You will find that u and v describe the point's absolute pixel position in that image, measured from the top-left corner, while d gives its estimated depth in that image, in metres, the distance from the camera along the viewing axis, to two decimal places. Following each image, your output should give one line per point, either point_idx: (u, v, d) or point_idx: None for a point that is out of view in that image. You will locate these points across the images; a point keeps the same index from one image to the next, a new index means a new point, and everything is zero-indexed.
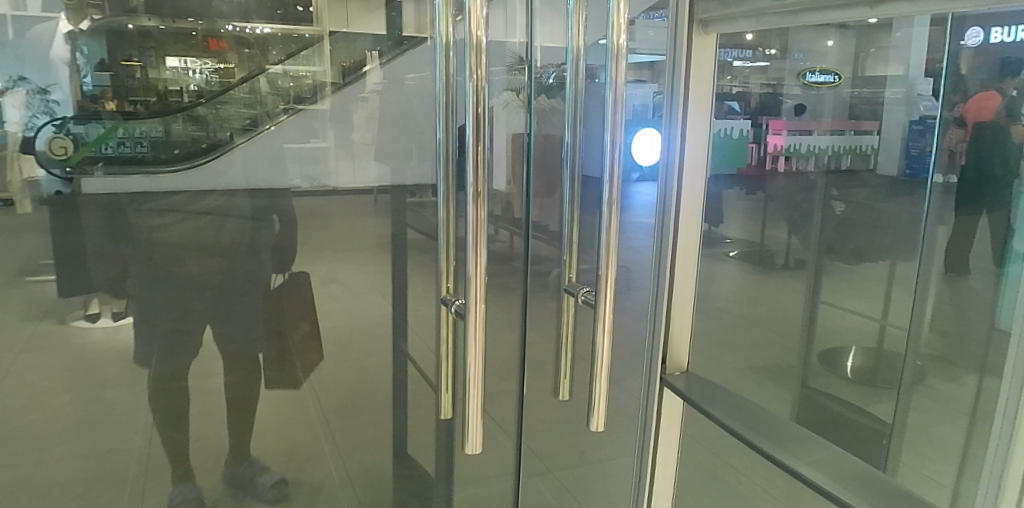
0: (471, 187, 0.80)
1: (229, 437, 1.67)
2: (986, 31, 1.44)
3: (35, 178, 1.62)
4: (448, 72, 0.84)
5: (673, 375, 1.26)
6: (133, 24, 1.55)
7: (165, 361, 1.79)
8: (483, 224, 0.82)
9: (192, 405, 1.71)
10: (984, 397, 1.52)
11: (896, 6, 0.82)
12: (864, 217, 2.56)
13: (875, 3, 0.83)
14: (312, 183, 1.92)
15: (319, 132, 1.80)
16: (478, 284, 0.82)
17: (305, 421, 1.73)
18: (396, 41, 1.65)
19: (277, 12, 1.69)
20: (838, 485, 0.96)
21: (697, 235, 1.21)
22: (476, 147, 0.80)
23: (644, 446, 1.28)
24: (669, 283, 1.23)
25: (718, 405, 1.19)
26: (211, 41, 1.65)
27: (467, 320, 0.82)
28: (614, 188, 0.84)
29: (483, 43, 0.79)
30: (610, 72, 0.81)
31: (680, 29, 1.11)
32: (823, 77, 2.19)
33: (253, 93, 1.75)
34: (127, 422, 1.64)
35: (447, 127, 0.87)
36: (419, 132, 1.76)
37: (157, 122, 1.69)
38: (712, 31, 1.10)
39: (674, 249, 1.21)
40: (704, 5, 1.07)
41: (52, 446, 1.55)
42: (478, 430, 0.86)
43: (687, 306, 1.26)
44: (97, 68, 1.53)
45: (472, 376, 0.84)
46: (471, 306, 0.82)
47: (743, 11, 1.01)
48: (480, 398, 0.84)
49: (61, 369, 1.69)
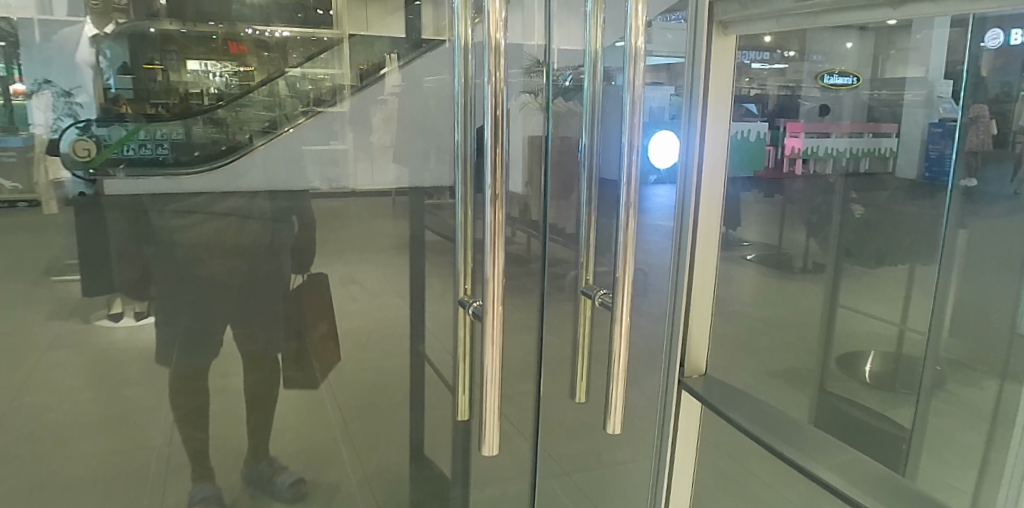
0: (488, 189, 0.82)
1: (248, 436, 1.77)
2: (1008, 32, 1.47)
3: (61, 179, 1.61)
4: (467, 74, 0.85)
5: (690, 378, 1.28)
6: (155, 28, 1.58)
7: (187, 358, 1.79)
8: (501, 226, 0.82)
9: (212, 402, 1.79)
10: (1005, 404, 1.50)
11: (919, 6, 0.81)
12: (885, 219, 2.38)
13: (898, 3, 0.82)
14: (331, 185, 1.89)
15: (338, 134, 1.82)
16: (495, 284, 0.83)
17: (323, 420, 1.84)
18: (413, 43, 1.71)
19: (297, 16, 1.68)
20: (867, 496, 0.94)
21: (716, 237, 1.21)
22: (494, 148, 0.82)
23: (661, 448, 1.29)
24: (687, 285, 1.23)
25: (738, 409, 1.20)
26: (231, 44, 1.65)
27: (484, 322, 0.83)
28: (631, 191, 0.84)
29: (501, 46, 0.80)
30: (629, 73, 0.81)
31: (699, 31, 1.12)
32: (842, 79, 2.21)
33: (272, 95, 1.75)
34: (149, 419, 1.73)
35: (465, 129, 0.88)
36: (438, 133, 1.80)
37: (179, 124, 1.68)
38: (732, 33, 1.10)
39: (692, 252, 1.21)
40: (723, 7, 1.08)
41: (77, 443, 1.66)
42: (496, 432, 0.87)
43: (704, 309, 1.26)
44: (120, 71, 1.56)
45: (489, 378, 0.85)
46: (487, 307, 0.83)
47: (762, 13, 1.02)
48: (497, 398, 0.85)
49: (87, 365, 1.73)
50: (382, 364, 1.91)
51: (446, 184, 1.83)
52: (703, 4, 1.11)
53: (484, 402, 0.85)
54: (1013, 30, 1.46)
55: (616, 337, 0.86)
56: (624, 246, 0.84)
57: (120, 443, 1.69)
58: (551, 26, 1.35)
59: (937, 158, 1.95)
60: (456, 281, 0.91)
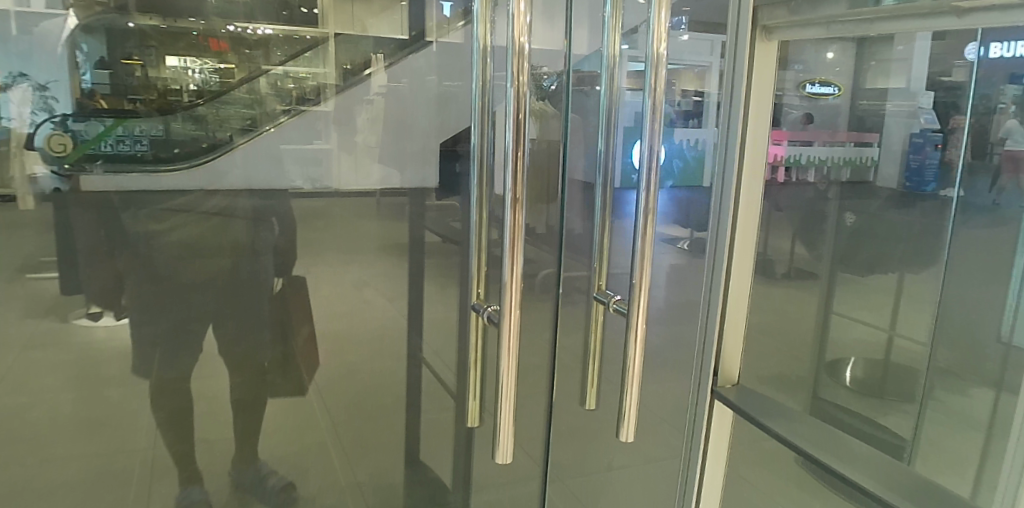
0: (511, 193, 0.82)
1: (235, 438, 1.80)
2: (987, 44, 1.51)
3: (36, 175, 1.56)
4: (485, 75, 0.93)
5: (725, 387, 1.44)
6: (132, 23, 1.56)
7: (170, 360, 1.76)
8: (522, 230, 0.80)
9: (197, 405, 1.78)
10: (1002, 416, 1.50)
11: (979, 16, 1.07)
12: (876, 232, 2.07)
13: (962, 13, 1.07)
14: (314, 185, 1.79)
15: (322, 134, 1.75)
16: (514, 293, 0.83)
17: (314, 423, 1.87)
18: (398, 45, 1.74)
19: (282, 13, 1.65)
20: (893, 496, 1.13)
21: (751, 241, 1.39)
22: (516, 151, 0.83)
23: (695, 430, 1.45)
24: (725, 282, 1.40)
25: (776, 420, 1.38)
26: (210, 41, 1.61)
27: (502, 332, 0.85)
28: (650, 196, 0.84)
29: (525, 49, 0.83)
30: (652, 78, 0.82)
31: (746, 34, 1.30)
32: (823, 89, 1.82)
33: (253, 93, 1.70)
34: (129, 422, 1.73)
35: (481, 129, 0.97)
36: (424, 135, 1.78)
37: (157, 120, 1.64)
38: (774, 37, 1.28)
39: (731, 243, 1.38)
40: (768, 12, 1.26)
41: (55, 445, 1.67)
42: (511, 443, 0.86)
43: (741, 300, 1.43)
44: (97, 66, 1.54)
45: (508, 384, 0.87)
46: (503, 313, 0.85)
47: (811, 20, 1.19)
48: (513, 406, 0.85)
49: (64, 366, 1.67)
50: (374, 369, 1.89)
51: (432, 184, 1.81)
52: (748, 13, 1.29)
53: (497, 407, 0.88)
54: (993, 44, 1.51)
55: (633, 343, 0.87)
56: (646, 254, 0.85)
57: (101, 446, 1.71)
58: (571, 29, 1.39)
59: (913, 169, 1.95)
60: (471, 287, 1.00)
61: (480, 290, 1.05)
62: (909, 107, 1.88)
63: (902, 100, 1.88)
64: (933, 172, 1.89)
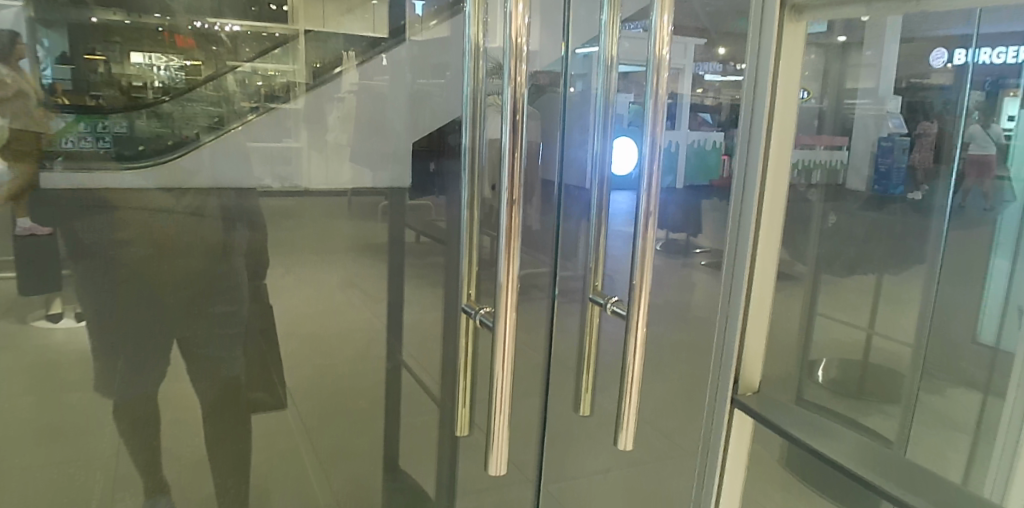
0: (507, 194, 0.88)
1: (206, 446, 1.74)
2: (951, 52, 1.65)
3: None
4: (475, 79, 1.01)
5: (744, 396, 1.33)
6: (96, 17, 1.47)
7: (134, 365, 1.68)
8: (516, 228, 0.90)
9: (165, 411, 1.71)
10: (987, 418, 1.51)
11: None
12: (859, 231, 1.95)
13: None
14: (283, 183, 1.73)
15: (292, 132, 1.68)
16: (508, 294, 0.90)
17: (284, 428, 1.81)
18: (371, 43, 1.68)
19: (251, 9, 1.60)
20: None
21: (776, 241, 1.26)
22: (514, 154, 0.88)
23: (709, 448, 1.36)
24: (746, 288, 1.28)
25: (805, 431, 1.29)
26: (176, 36, 1.54)
27: (497, 328, 0.91)
28: (650, 201, 0.88)
29: (521, 51, 0.88)
30: (653, 82, 0.87)
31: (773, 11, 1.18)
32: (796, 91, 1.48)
33: (219, 90, 1.62)
34: (94, 428, 1.65)
35: (473, 131, 1.05)
36: (395, 134, 1.74)
37: (121, 117, 1.55)
38: (806, 17, 1.16)
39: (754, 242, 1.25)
40: None
41: (12, 454, 1.59)
42: (502, 456, 0.96)
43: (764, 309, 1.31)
44: (59, 61, 1.46)
45: (504, 378, 0.92)
46: (499, 308, 0.91)
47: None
48: (505, 403, 0.93)
49: (21, 371, 1.58)
50: (351, 374, 1.86)
51: (405, 185, 1.79)
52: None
53: (494, 403, 0.93)
54: (955, 51, 1.64)
55: (635, 339, 0.91)
56: (644, 254, 0.90)
57: (65, 455, 1.63)
58: (564, 27, 1.36)
59: (881, 171, 1.91)
60: (461, 291, 1.07)
61: (468, 293, 1.06)
62: (876, 114, 1.84)
63: (873, 106, 1.83)
64: (902, 175, 1.88)
